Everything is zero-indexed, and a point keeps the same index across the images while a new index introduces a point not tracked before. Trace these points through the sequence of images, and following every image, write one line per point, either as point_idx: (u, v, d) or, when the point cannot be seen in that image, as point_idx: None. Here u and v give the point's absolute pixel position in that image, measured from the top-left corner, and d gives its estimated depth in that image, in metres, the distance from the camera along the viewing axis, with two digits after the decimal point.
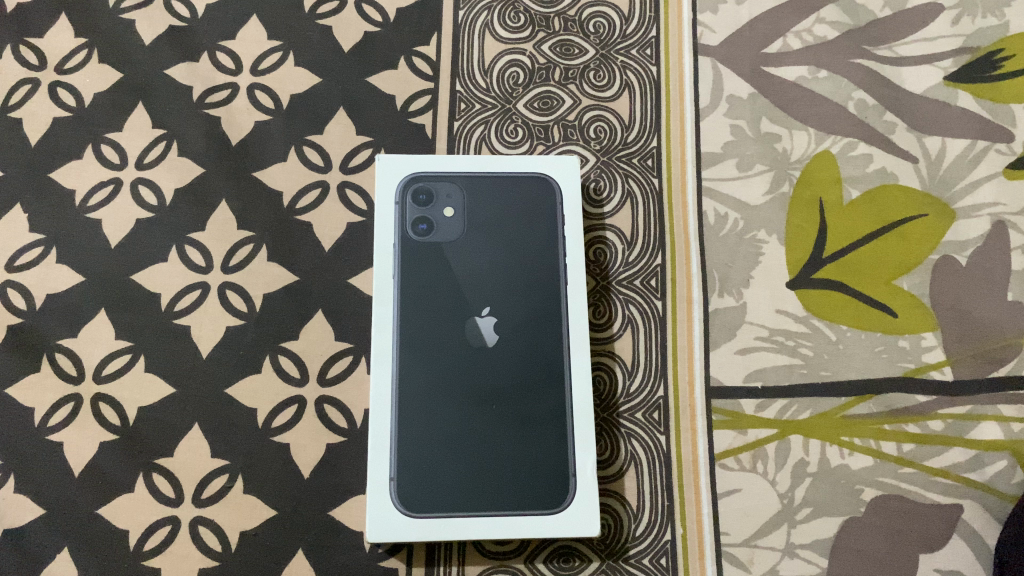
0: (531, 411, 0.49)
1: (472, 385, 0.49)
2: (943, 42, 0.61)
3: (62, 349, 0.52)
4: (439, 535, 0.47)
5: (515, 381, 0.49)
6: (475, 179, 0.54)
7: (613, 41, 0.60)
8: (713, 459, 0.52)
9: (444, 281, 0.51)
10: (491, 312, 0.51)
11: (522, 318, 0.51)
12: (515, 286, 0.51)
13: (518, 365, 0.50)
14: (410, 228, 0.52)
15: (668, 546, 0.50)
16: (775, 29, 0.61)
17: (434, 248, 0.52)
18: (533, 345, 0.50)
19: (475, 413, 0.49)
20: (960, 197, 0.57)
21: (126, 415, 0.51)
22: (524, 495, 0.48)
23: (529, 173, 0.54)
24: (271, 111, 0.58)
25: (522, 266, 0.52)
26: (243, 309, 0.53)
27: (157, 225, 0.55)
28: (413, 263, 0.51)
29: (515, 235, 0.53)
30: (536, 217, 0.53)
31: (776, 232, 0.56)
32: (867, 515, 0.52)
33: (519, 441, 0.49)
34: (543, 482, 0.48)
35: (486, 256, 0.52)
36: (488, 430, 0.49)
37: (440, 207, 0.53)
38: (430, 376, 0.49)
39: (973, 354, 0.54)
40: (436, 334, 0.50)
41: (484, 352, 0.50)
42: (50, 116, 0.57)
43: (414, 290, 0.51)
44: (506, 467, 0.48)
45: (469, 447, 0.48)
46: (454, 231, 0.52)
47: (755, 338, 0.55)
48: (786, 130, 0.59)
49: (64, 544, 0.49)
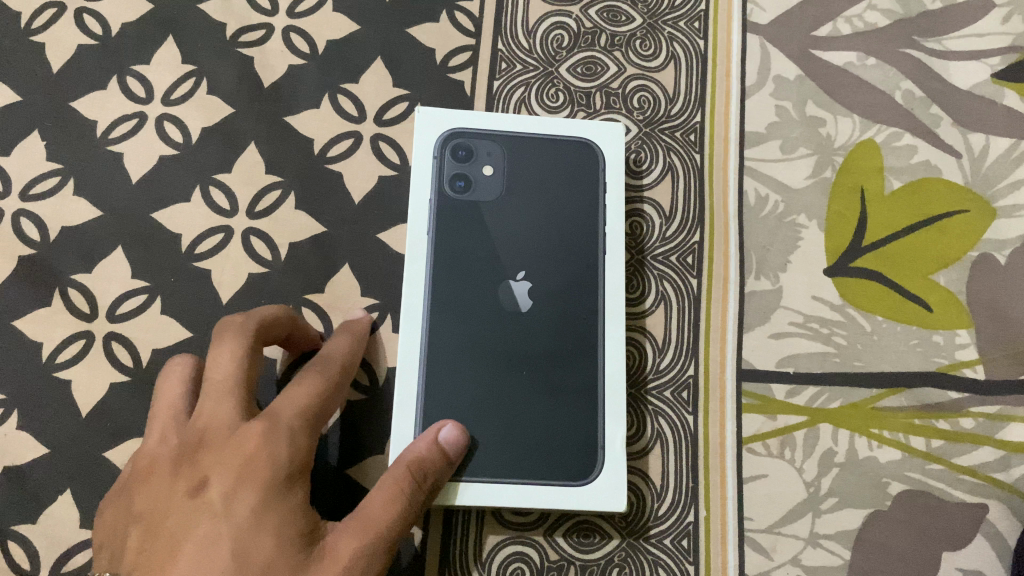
0: (562, 381, 0.48)
1: (502, 349, 0.48)
2: (993, 39, 0.59)
3: (76, 285, 0.51)
4: (460, 497, 0.45)
5: (547, 350, 0.48)
6: (518, 142, 0.52)
7: (661, 11, 0.59)
8: (741, 442, 0.51)
9: (480, 241, 0.50)
10: (526, 276, 0.49)
11: (559, 286, 0.49)
12: (553, 252, 0.50)
13: (551, 334, 0.48)
14: (447, 184, 0.50)
15: (691, 528, 0.49)
16: (826, 12, 0.60)
17: (472, 207, 0.50)
18: (568, 315, 0.49)
19: (504, 378, 0.47)
20: (1002, 196, 0.56)
21: (140, 356, 0.50)
22: (550, 465, 0.46)
23: (572, 141, 0.52)
24: (306, 56, 0.56)
25: (562, 233, 0.50)
26: (267, 257, 0.52)
27: (181, 164, 0.53)
28: (449, 220, 0.50)
29: (555, 201, 0.51)
30: (580, 184, 0.51)
31: (817, 217, 0.55)
32: (893, 509, 0.51)
33: (547, 412, 0.47)
34: (569, 453, 0.47)
35: (525, 220, 0.50)
36: (517, 398, 0.47)
37: (480, 165, 0.51)
38: (460, 336, 0.48)
39: (1006, 354, 0.53)
40: (468, 296, 0.48)
41: (517, 317, 0.48)
42: (74, 44, 0.55)
43: (448, 249, 0.49)
44: (533, 438, 0.47)
45: (497, 411, 0.47)
46: (493, 191, 0.51)
47: (789, 324, 0.53)
48: (831, 115, 0.58)
49: (67, 487, 0.47)
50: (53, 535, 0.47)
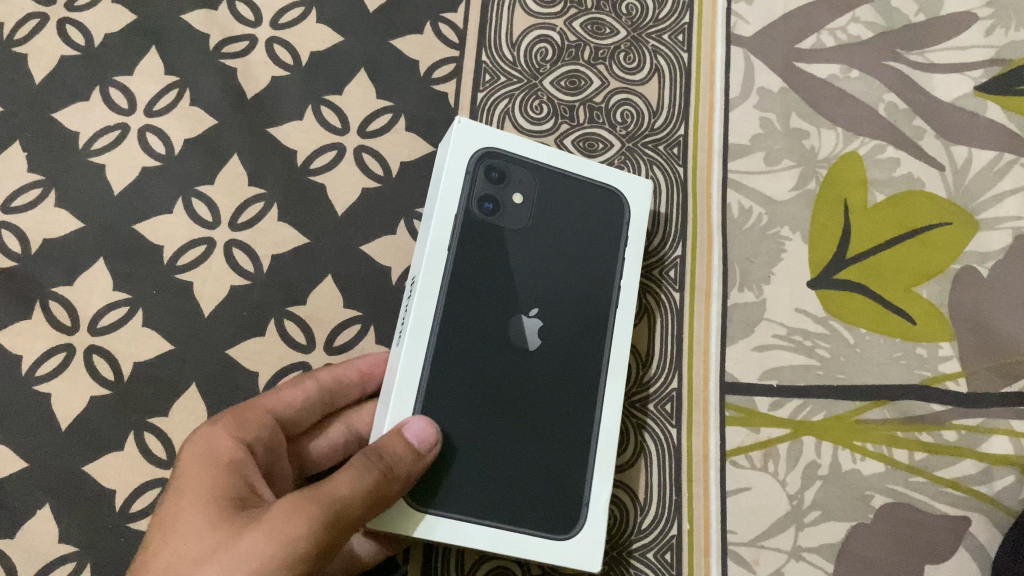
0: (564, 427, 0.45)
1: (508, 387, 0.44)
2: (975, 52, 0.59)
3: (57, 297, 0.51)
4: (443, 535, 0.41)
5: (550, 394, 0.45)
6: (544, 171, 0.49)
7: (645, 24, 0.59)
8: (724, 456, 0.51)
9: (498, 269, 0.45)
10: (539, 313, 0.46)
11: (568, 329, 0.47)
12: (566, 293, 0.47)
13: (558, 378, 0.45)
14: (474, 203, 0.46)
15: (674, 542, 0.49)
16: (809, 25, 0.60)
17: (494, 230, 0.46)
18: (572, 355, 0.46)
19: (502, 416, 0.43)
20: (984, 209, 0.56)
21: (121, 369, 0.50)
22: (536, 513, 0.44)
23: (601, 184, 0.50)
24: (289, 67, 0.56)
25: (575, 274, 0.48)
26: (250, 269, 0.52)
27: (164, 176, 0.53)
28: (469, 241, 0.45)
29: (577, 244, 0.48)
30: (596, 229, 0.49)
31: (801, 229, 0.55)
32: (876, 522, 0.51)
33: (540, 457, 0.44)
34: (559, 502, 0.44)
35: (542, 253, 0.47)
36: (515, 437, 0.44)
37: (510, 189, 0.47)
38: (466, 368, 0.43)
39: (988, 366, 0.53)
40: (480, 325, 0.44)
41: (527, 357, 0.45)
42: (57, 55, 0.55)
43: (468, 272, 0.45)
44: (522, 483, 0.43)
45: (495, 451, 0.43)
46: (520, 220, 0.47)
47: (772, 336, 0.53)
48: (815, 127, 0.58)
49: (45, 501, 0.47)
50: (29, 550, 0.46)
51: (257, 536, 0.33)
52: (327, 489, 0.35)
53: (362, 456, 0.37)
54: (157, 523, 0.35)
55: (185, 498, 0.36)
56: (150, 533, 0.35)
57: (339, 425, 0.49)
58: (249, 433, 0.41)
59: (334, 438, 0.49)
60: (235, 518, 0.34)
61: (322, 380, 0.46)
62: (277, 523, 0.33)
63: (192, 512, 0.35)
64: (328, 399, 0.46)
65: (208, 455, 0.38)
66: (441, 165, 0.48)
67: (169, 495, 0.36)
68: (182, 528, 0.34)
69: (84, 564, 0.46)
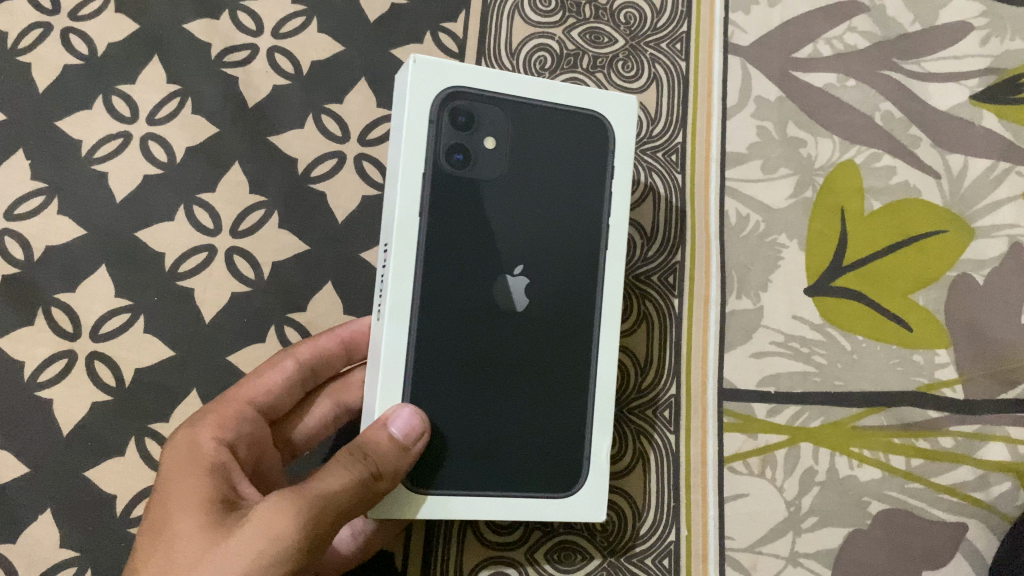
0: (554, 387, 0.45)
1: (494, 353, 0.44)
2: (971, 61, 0.59)
3: (59, 304, 0.51)
4: (450, 513, 0.43)
5: (537, 353, 0.45)
6: (515, 107, 0.45)
7: (643, 33, 0.59)
8: (722, 462, 0.51)
9: (476, 225, 0.44)
10: (523, 270, 0.44)
11: (555, 281, 0.45)
12: (552, 240, 0.45)
13: (544, 334, 0.45)
14: (443, 155, 0.43)
15: (672, 547, 0.50)
16: (807, 34, 0.60)
17: (469, 186, 0.44)
18: (560, 310, 0.45)
19: (492, 380, 0.44)
20: (979, 217, 0.56)
21: (122, 375, 0.50)
22: (536, 476, 0.45)
23: (581, 113, 0.46)
24: (290, 76, 0.56)
25: (560, 218, 0.46)
26: (250, 276, 0.52)
27: (165, 184, 0.54)
28: (443, 199, 0.43)
29: (560, 185, 0.46)
30: (579, 164, 0.46)
31: (798, 236, 0.56)
32: (873, 528, 0.51)
33: (539, 417, 0.45)
34: (560, 466, 0.46)
35: (524, 201, 0.45)
36: (512, 401, 0.44)
37: (481, 136, 0.44)
38: (450, 336, 0.43)
39: (983, 373, 0.53)
40: (462, 291, 0.43)
41: (513, 318, 0.44)
42: (59, 63, 0.55)
43: (444, 233, 0.43)
44: (524, 446, 0.45)
45: (488, 418, 0.44)
46: (495, 168, 0.44)
47: (770, 343, 0.54)
48: (812, 135, 0.58)
49: (48, 506, 0.48)
50: (34, 553, 0.47)
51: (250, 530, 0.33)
52: (314, 483, 0.35)
53: (347, 452, 0.38)
54: (147, 529, 0.36)
55: (173, 500, 0.36)
56: (140, 540, 0.35)
57: (324, 399, 0.50)
58: (228, 433, 0.42)
59: (320, 413, 0.50)
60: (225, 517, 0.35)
61: (300, 355, 0.47)
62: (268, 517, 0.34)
63: (179, 514, 0.35)
64: (309, 371, 0.47)
65: (191, 461, 0.38)
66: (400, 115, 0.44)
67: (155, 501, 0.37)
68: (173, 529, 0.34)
69: (86, 567, 0.47)
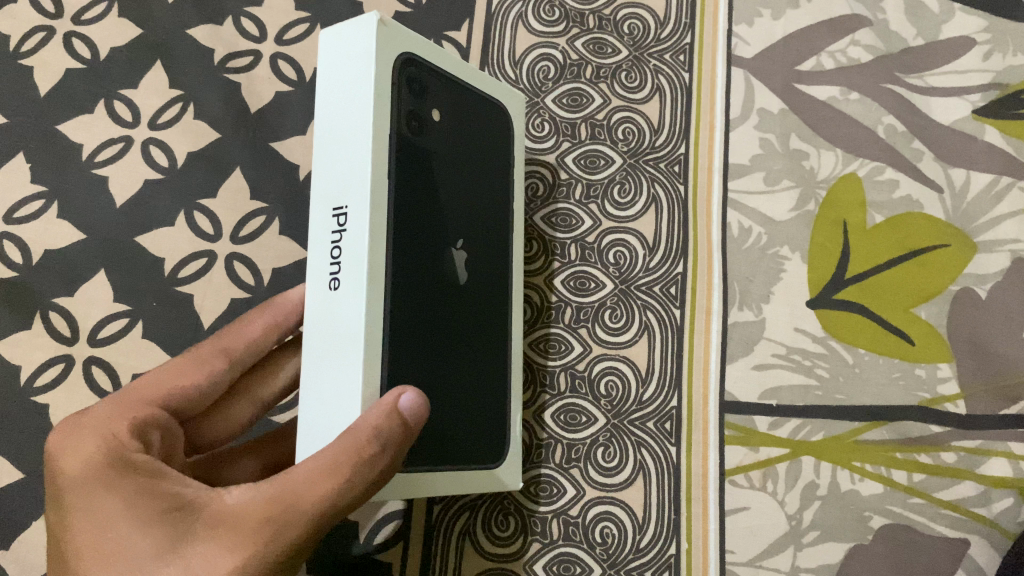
0: (483, 363, 0.44)
1: (448, 326, 0.41)
2: (973, 76, 0.59)
3: (57, 308, 0.51)
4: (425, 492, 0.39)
5: (475, 330, 0.43)
6: (448, 85, 0.43)
7: (647, 44, 0.59)
8: (723, 475, 0.51)
9: (428, 193, 0.40)
10: (462, 245, 0.43)
11: (480, 260, 0.44)
12: (477, 220, 0.44)
13: (476, 312, 0.44)
14: (403, 120, 0.39)
15: (672, 561, 0.50)
16: (810, 47, 0.60)
17: (424, 154, 0.40)
18: (486, 292, 0.45)
19: (447, 354, 0.41)
20: (982, 231, 0.56)
21: (120, 381, 0.50)
22: (479, 450, 0.43)
23: (493, 104, 0.47)
24: (293, 82, 0.56)
25: (479, 199, 0.45)
26: (251, 282, 0.52)
27: (166, 189, 0.53)
28: (406, 162, 0.38)
29: (479, 167, 0.45)
30: (491, 152, 0.46)
31: (799, 249, 0.56)
32: (874, 543, 0.50)
33: (476, 394, 0.43)
34: (489, 438, 0.44)
35: (459, 178, 0.43)
36: (463, 374, 0.42)
37: (428, 107, 0.41)
38: (415, 306, 0.38)
39: (986, 388, 0.53)
40: (422, 258, 0.39)
41: (457, 293, 0.42)
42: (62, 68, 0.55)
43: (408, 197, 0.38)
44: (470, 420, 0.43)
45: (445, 394, 0.41)
46: (438, 141, 0.41)
47: (772, 355, 0.53)
48: (815, 148, 0.58)
49: (41, 512, 0.47)
50: (28, 560, 0.47)
51: (230, 566, 0.31)
52: (307, 507, 0.32)
53: (352, 458, 0.32)
54: (85, 552, 0.32)
55: (113, 523, 0.32)
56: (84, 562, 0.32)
57: (246, 400, 0.44)
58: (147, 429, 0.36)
59: (241, 417, 0.44)
60: (190, 536, 0.32)
61: (231, 350, 0.41)
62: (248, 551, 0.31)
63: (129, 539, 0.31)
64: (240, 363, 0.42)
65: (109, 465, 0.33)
66: (351, 69, 0.37)
67: (84, 512, 0.33)
68: (127, 557, 0.31)
69: None
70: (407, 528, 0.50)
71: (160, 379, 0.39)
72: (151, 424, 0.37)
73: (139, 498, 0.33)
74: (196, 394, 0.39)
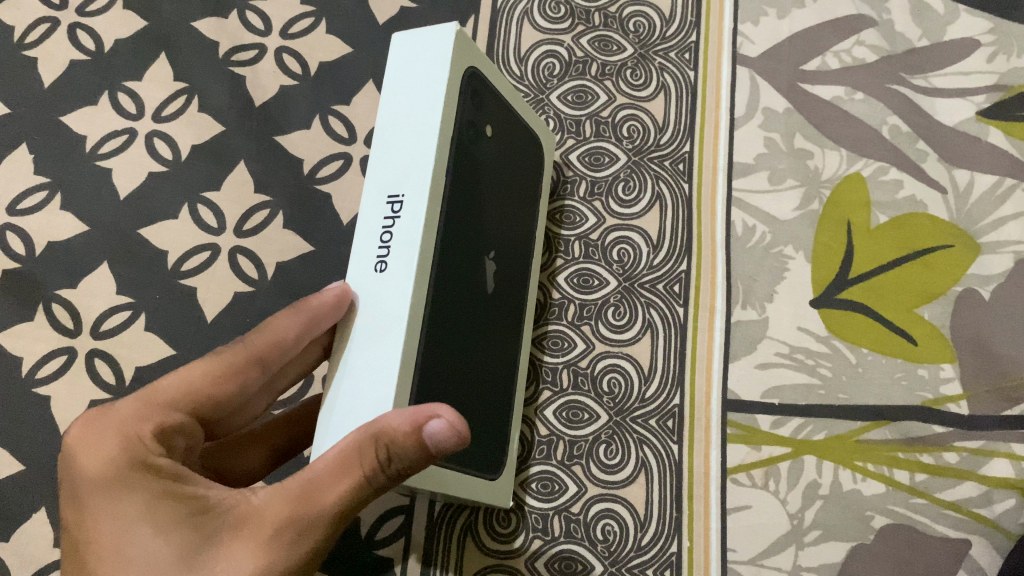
0: (496, 374, 0.43)
1: (476, 337, 0.41)
2: (978, 78, 0.59)
3: (59, 300, 0.51)
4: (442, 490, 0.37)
5: (496, 344, 0.43)
6: (503, 104, 0.44)
7: (652, 42, 0.60)
8: (725, 473, 0.51)
9: (473, 203, 0.40)
10: (493, 256, 0.42)
11: (505, 274, 0.44)
12: (506, 234, 0.44)
13: (499, 326, 0.44)
14: (464, 127, 0.39)
15: (674, 559, 0.49)
16: (814, 47, 0.60)
17: (476, 163, 0.40)
18: (507, 302, 0.45)
19: (473, 364, 0.40)
20: (984, 232, 0.56)
21: (122, 374, 0.49)
22: (483, 459, 0.42)
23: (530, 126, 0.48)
24: (297, 76, 0.56)
25: (509, 215, 0.45)
26: (254, 275, 0.52)
27: (169, 181, 0.53)
28: (461, 169, 0.38)
29: (513, 185, 0.45)
30: (525, 169, 0.47)
31: (803, 248, 0.56)
32: (875, 543, 0.50)
33: (492, 405, 0.43)
34: (493, 448, 0.43)
35: (497, 191, 0.43)
36: (481, 385, 0.41)
37: (484, 121, 0.41)
38: (454, 312, 0.38)
39: (989, 389, 0.52)
40: (463, 264, 0.39)
41: (484, 304, 0.42)
42: (66, 59, 0.56)
43: (460, 206, 0.38)
44: (483, 431, 0.42)
45: (467, 404, 0.40)
46: (488, 153, 0.41)
47: (774, 354, 0.53)
48: (819, 148, 0.58)
49: (42, 505, 0.47)
50: (26, 554, 0.46)
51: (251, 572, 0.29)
52: (328, 506, 0.30)
53: (371, 454, 0.30)
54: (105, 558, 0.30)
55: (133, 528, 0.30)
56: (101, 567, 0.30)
57: (263, 392, 0.40)
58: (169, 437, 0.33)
59: (256, 409, 0.40)
60: (212, 542, 0.30)
61: (265, 357, 0.36)
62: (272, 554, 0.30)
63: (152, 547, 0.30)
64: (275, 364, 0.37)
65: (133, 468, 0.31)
66: (425, 67, 0.37)
67: (103, 514, 0.31)
68: (147, 562, 0.29)
69: None
70: (408, 523, 0.50)
71: (186, 380, 0.35)
72: (178, 427, 0.34)
73: (159, 501, 0.31)
74: (226, 401, 0.35)
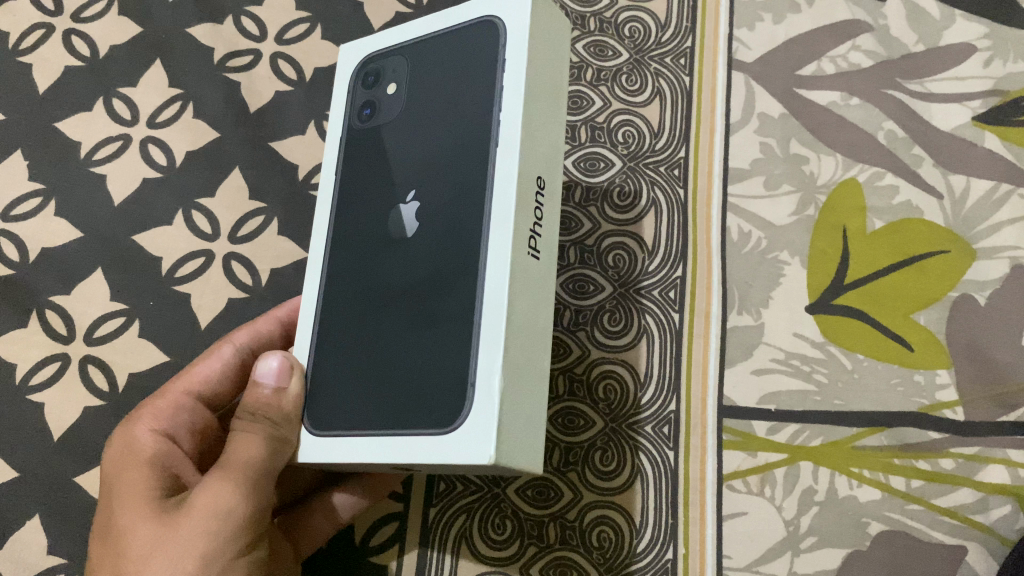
0: (438, 307, 0.36)
1: (397, 284, 0.38)
2: (974, 83, 0.59)
3: (53, 307, 0.51)
4: (341, 457, 0.37)
5: (427, 275, 0.37)
6: (425, 45, 0.43)
7: (647, 47, 0.60)
8: (721, 479, 0.51)
9: (379, 167, 0.42)
10: (415, 195, 0.39)
11: (447, 195, 0.38)
12: (444, 154, 0.39)
13: (435, 252, 0.37)
14: (357, 114, 0.44)
15: (669, 565, 0.49)
16: (810, 52, 0.60)
17: (374, 133, 0.43)
18: (455, 217, 0.37)
19: (392, 312, 0.38)
20: (981, 238, 0.56)
21: (116, 381, 0.50)
22: (427, 411, 0.35)
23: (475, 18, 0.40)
24: (293, 82, 0.56)
25: (450, 129, 0.39)
26: (248, 282, 0.52)
27: (164, 188, 0.53)
28: (354, 154, 0.43)
29: (447, 98, 0.40)
30: (473, 64, 0.39)
31: (799, 253, 0.56)
32: (872, 549, 0.50)
33: (437, 345, 0.36)
34: (444, 392, 0.35)
35: (416, 130, 0.41)
36: (412, 331, 0.37)
37: (384, 84, 0.43)
38: (360, 274, 0.40)
39: (985, 396, 0.52)
40: (373, 229, 0.41)
41: (406, 244, 0.39)
42: (61, 65, 0.56)
43: (355, 184, 0.43)
44: (429, 378, 0.36)
45: (390, 358, 0.37)
46: (394, 109, 0.42)
47: (770, 360, 0.53)
48: (814, 153, 0.58)
49: (35, 511, 0.47)
50: (18, 560, 0.46)
51: (196, 522, 0.36)
52: (245, 463, 0.37)
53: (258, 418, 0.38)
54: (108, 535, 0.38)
55: (114, 503, 0.38)
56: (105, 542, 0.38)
57: None
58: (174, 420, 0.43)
59: None
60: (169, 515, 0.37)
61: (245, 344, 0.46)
62: (207, 508, 0.36)
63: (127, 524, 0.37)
64: (251, 357, 0.46)
65: (128, 456, 0.40)
66: None
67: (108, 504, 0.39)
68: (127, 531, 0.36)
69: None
70: (402, 530, 0.50)
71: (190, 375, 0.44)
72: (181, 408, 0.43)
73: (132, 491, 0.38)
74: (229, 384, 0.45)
